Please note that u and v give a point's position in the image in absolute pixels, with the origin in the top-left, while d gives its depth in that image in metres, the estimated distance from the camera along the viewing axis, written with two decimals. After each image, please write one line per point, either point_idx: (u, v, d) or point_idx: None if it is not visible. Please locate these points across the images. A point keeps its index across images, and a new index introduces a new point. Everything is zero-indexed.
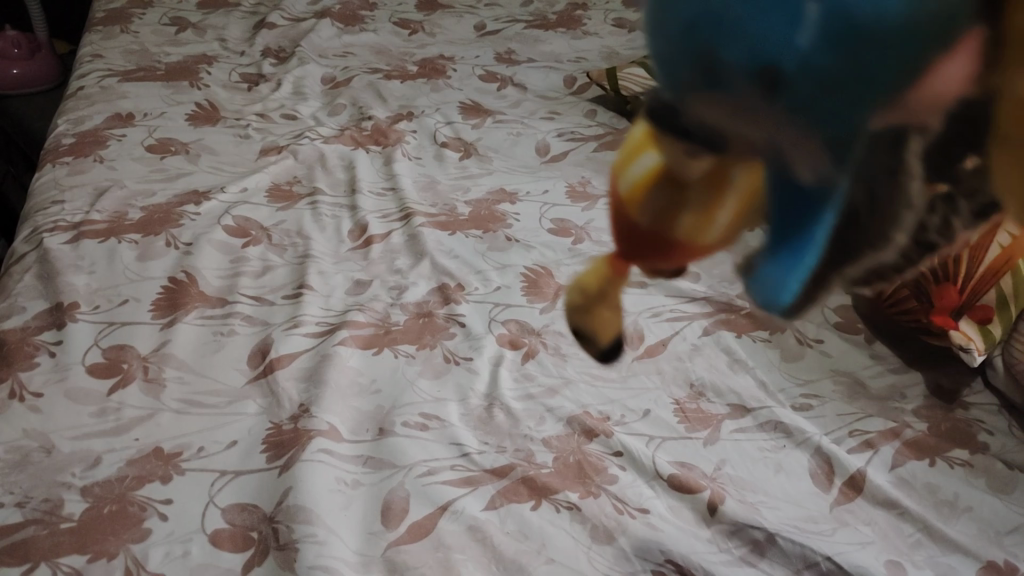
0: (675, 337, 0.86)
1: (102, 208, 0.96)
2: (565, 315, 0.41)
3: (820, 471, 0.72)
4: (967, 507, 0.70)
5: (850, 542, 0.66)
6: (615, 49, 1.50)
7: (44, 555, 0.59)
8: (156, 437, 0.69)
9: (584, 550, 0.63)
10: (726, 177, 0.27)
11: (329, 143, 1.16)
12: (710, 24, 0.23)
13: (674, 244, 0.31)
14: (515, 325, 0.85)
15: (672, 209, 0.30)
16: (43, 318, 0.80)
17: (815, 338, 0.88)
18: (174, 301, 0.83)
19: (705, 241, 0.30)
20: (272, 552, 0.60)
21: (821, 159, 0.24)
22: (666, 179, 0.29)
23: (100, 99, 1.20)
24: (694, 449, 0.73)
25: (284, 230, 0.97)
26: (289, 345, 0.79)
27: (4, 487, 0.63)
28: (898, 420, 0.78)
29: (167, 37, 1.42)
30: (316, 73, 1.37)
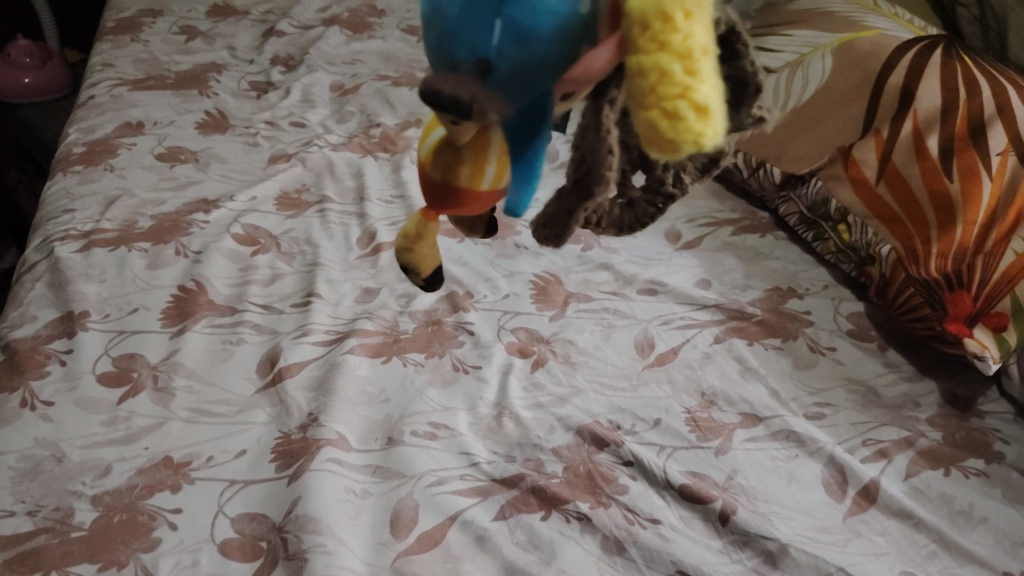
0: (685, 345, 0.85)
1: (112, 216, 0.96)
2: (394, 252, 0.52)
3: (832, 481, 0.71)
4: (982, 517, 0.70)
5: (864, 552, 0.65)
6: None
7: (54, 565, 0.59)
8: (166, 447, 0.69)
9: (594, 561, 0.63)
10: (484, 136, 0.40)
11: (338, 150, 1.16)
12: (454, 30, 0.36)
13: (460, 191, 0.42)
14: (524, 333, 0.85)
15: (454, 163, 0.42)
16: (54, 327, 0.80)
17: (827, 346, 0.87)
18: (184, 309, 0.83)
19: (480, 186, 0.42)
20: (281, 562, 0.60)
21: (506, 105, 0.37)
22: (447, 142, 0.42)
23: (110, 107, 1.20)
24: (705, 459, 0.72)
25: (292, 238, 0.97)
26: (298, 354, 0.79)
27: (15, 496, 0.63)
28: (913, 429, 0.78)
29: (176, 45, 1.43)
30: (324, 80, 1.37)
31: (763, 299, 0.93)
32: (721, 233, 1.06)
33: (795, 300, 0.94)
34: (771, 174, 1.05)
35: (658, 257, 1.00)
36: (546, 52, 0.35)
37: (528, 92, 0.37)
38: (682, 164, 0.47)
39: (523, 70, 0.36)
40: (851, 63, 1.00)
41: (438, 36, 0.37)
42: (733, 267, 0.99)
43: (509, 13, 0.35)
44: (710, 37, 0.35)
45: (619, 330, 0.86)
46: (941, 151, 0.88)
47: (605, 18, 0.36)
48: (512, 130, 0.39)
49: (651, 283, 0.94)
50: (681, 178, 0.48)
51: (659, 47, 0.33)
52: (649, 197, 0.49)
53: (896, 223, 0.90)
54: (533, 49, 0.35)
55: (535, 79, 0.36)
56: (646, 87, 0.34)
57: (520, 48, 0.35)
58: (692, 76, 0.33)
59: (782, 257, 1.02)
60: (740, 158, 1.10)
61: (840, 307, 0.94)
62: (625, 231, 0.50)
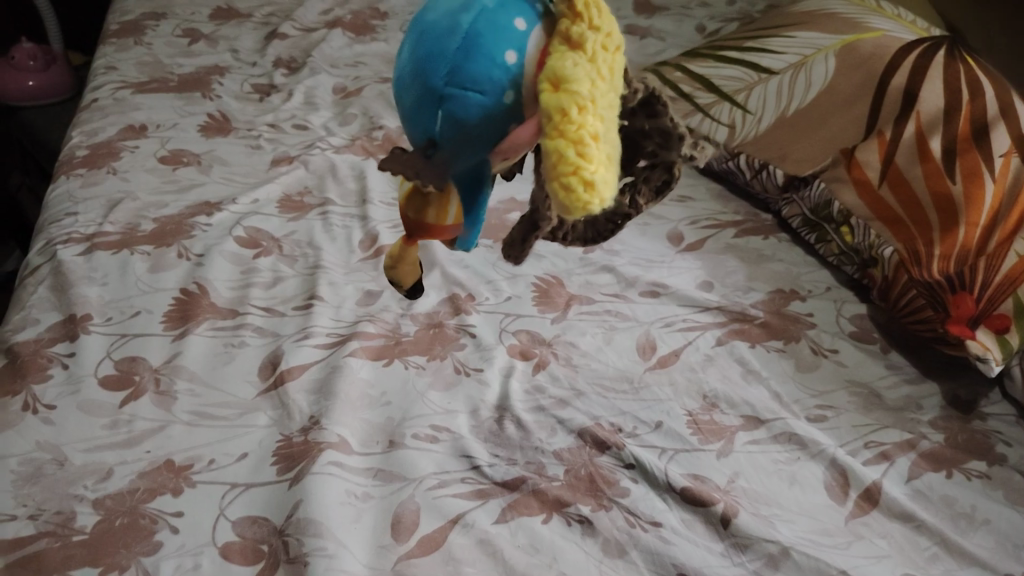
0: (687, 347, 0.85)
1: (115, 220, 0.97)
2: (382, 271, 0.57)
3: (835, 484, 0.71)
4: (985, 520, 0.69)
5: (866, 555, 0.65)
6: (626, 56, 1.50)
7: (57, 568, 0.59)
8: (167, 450, 0.69)
9: (595, 563, 0.63)
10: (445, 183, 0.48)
11: (340, 153, 1.16)
12: (414, 112, 0.45)
13: (430, 226, 0.50)
14: (526, 335, 0.85)
15: (423, 206, 0.49)
16: (57, 330, 0.80)
17: (830, 349, 0.87)
18: (186, 312, 0.84)
19: (446, 222, 0.49)
20: (282, 566, 0.60)
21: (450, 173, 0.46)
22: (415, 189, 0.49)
23: (113, 111, 1.21)
24: (707, 462, 0.72)
25: (295, 240, 0.98)
26: (299, 356, 0.79)
27: (17, 499, 0.63)
28: (915, 431, 0.77)
29: (179, 48, 1.43)
30: (327, 83, 1.37)
31: (766, 301, 0.93)
32: (724, 234, 1.06)
33: (797, 302, 0.94)
34: (774, 176, 1.06)
35: (660, 259, 1.00)
36: (478, 130, 0.44)
37: (467, 161, 0.45)
38: (637, 186, 0.53)
39: (464, 144, 0.44)
40: (854, 65, 1.02)
41: (406, 116, 0.46)
42: (735, 269, 0.99)
43: (450, 104, 0.43)
44: (604, 122, 0.43)
45: (621, 333, 0.86)
46: (943, 152, 0.87)
47: (527, 100, 0.44)
48: (460, 188, 0.47)
49: (653, 285, 0.94)
50: (636, 202, 0.54)
51: (559, 133, 0.42)
52: (609, 216, 0.56)
53: (898, 225, 0.90)
54: (468, 130, 0.44)
55: (474, 148, 0.45)
56: (550, 164, 0.42)
57: (458, 130, 0.43)
58: (584, 156, 0.41)
59: (785, 259, 1.02)
60: (743, 160, 1.10)
61: (843, 309, 0.93)
62: (591, 243, 0.58)
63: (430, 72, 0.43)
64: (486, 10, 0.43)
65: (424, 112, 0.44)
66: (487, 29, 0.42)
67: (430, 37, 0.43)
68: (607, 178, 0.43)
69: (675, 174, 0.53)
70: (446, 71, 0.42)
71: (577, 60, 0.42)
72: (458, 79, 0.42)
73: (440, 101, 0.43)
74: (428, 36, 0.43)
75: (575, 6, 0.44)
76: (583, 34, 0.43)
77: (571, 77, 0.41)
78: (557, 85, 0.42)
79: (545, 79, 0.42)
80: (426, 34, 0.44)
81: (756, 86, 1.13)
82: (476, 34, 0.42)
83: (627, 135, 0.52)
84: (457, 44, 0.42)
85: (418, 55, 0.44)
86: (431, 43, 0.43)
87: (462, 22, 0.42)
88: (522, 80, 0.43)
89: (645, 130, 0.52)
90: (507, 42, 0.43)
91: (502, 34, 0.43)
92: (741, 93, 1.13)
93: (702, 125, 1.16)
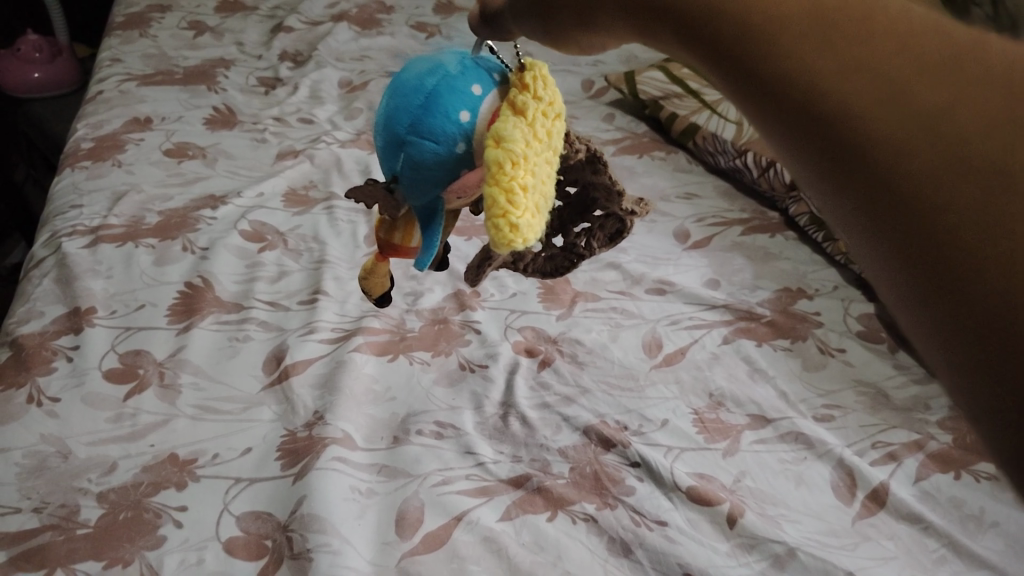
0: (693, 345, 0.85)
1: (120, 212, 0.96)
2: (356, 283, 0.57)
3: (841, 484, 0.71)
4: (994, 521, 0.69)
5: (873, 556, 0.65)
6: (633, 53, 1.50)
7: (60, 562, 0.58)
8: (171, 444, 0.68)
9: (600, 562, 0.62)
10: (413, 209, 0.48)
11: (345, 147, 1.16)
12: (382, 152, 0.45)
13: (396, 248, 0.50)
14: (531, 332, 0.85)
15: (392, 228, 0.49)
16: (62, 323, 0.80)
17: (837, 348, 0.87)
18: (190, 306, 0.83)
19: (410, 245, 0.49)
20: (286, 561, 0.60)
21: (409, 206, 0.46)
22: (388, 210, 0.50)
23: (119, 103, 1.20)
24: (714, 460, 0.72)
25: (300, 235, 0.97)
26: (304, 352, 0.78)
27: (22, 492, 0.63)
28: (923, 432, 0.77)
29: (185, 41, 1.43)
30: (333, 76, 1.37)
31: (773, 299, 0.93)
32: (731, 232, 1.05)
33: (804, 301, 0.93)
34: (782, 174, 1.07)
35: (667, 256, 0.99)
36: (436, 174, 0.44)
37: (426, 198, 0.45)
38: (592, 232, 0.52)
39: (419, 183, 0.44)
40: None
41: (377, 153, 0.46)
42: (742, 267, 0.98)
43: (408, 148, 0.43)
44: (539, 175, 0.42)
45: (627, 330, 0.86)
46: None
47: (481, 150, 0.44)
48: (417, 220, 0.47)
49: (659, 282, 0.93)
50: (589, 246, 0.53)
51: (493, 182, 0.41)
52: (564, 253, 0.53)
53: None
54: (425, 174, 0.44)
55: (428, 189, 0.44)
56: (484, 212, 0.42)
57: (416, 172, 0.44)
58: (512, 205, 0.41)
59: (792, 258, 1.01)
60: (750, 158, 1.11)
61: (850, 308, 0.93)
62: (550, 276, 0.55)
63: (392, 119, 0.44)
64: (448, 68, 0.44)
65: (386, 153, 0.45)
66: (446, 86, 0.43)
67: (402, 88, 0.44)
68: (533, 227, 0.42)
69: (628, 224, 0.52)
70: (404, 116, 0.43)
71: (517, 121, 0.42)
72: (420, 128, 0.43)
73: (399, 145, 0.44)
74: (402, 87, 0.44)
75: (523, 78, 0.44)
76: (527, 100, 0.43)
77: (507, 135, 0.41)
78: (494, 140, 0.41)
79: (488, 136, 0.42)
80: (400, 84, 0.44)
81: None
82: (435, 87, 0.43)
83: (581, 188, 0.52)
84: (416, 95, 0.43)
85: (390, 103, 0.44)
86: (400, 96, 0.44)
87: (423, 76, 0.44)
88: (474, 134, 0.43)
89: (592, 185, 0.51)
90: (462, 98, 0.43)
91: (459, 92, 0.43)
92: None
93: (709, 123, 1.18)
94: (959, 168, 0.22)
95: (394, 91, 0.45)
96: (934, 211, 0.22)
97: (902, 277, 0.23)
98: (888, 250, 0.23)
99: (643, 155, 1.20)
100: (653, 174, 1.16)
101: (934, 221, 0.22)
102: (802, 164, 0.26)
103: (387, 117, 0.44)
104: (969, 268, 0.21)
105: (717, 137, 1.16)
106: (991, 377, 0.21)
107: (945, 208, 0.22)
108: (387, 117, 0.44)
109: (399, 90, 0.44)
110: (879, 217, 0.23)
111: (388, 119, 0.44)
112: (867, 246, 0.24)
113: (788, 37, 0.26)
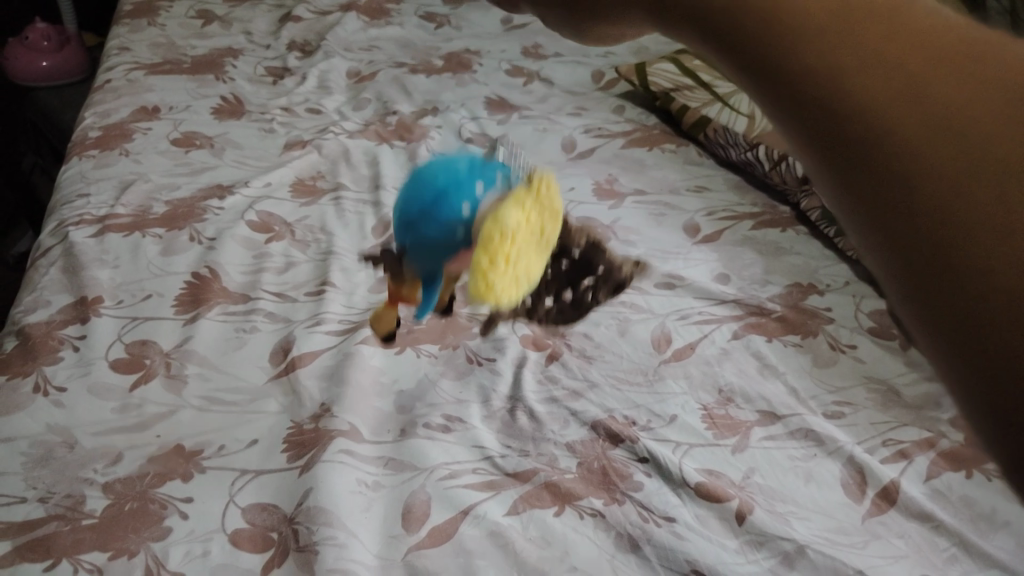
0: (703, 340, 0.84)
1: (127, 202, 0.96)
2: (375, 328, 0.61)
3: (852, 481, 0.70)
4: (1006, 521, 0.68)
5: (883, 555, 0.64)
6: (643, 44, 1.49)
7: (65, 552, 0.58)
8: (177, 434, 0.68)
9: (607, 558, 0.62)
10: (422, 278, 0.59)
11: (353, 137, 1.15)
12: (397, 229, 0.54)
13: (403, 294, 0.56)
14: (539, 326, 0.84)
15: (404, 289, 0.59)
16: (68, 313, 0.80)
17: (848, 344, 0.86)
18: (197, 296, 0.83)
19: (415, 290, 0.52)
20: (291, 554, 0.59)
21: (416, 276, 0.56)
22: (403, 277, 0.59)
23: (126, 92, 1.20)
24: (723, 457, 0.71)
25: (307, 225, 0.97)
26: (311, 343, 0.78)
27: (28, 481, 0.63)
28: (934, 430, 0.76)
29: (193, 30, 1.42)
30: (341, 66, 1.36)
31: (783, 294, 0.92)
32: (741, 226, 1.04)
33: (815, 296, 0.93)
34: (793, 167, 1.05)
35: (676, 250, 0.99)
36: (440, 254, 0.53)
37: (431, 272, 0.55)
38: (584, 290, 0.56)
39: (425, 258, 0.53)
40: None
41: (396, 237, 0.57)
42: (753, 262, 0.98)
43: (416, 230, 0.52)
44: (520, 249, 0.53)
45: (635, 324, 0.85)
46: None
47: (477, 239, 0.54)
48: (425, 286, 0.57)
49: (669, 277, 0.93)
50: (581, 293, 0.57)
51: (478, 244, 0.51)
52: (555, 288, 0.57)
53: None
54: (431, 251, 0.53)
55: (432, 263, 0.54)
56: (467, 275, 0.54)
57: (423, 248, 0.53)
58: (490, 266, 0.52)
59: (803, 252, 1.01)
60: (761, 151, 1.10)
61: (862, 304, 0.92)
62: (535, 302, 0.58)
63: (407, 206, 0.53)
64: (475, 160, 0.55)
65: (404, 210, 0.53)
66: (453, 185, 0.52)
67: (416, 178, 0.54)
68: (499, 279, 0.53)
69: None
70: (423, 195, 0.52)
71: (513, 206, 0.52)
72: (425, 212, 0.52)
73: (410, 228, 0.53)
74: (418, 177, 0.54)
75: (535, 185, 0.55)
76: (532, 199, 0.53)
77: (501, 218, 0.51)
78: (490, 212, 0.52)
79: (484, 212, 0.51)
80: (416, 174, 0.54)
81: None
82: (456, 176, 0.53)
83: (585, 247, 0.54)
84: (440, 181, 0.53)
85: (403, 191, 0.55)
86: (413, 185, 0.54)
87: (452, 164, 0.54)
88: (474, 222, 0.51)
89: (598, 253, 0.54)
90: (470, 190, 0.52)
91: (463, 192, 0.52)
92: None
93: (720, 115, 1.17)
94: (942, 161, 0.24)
95: (409, 182, 0.55)
96: (923, 198, 0.25)
97: (891, 252, 0.26)
98: (880, 231, 0.26)
99: (652, 148, 1.20)
100: (663, 167, 1.16)
101: (924, 200, 0.25)
102: (802, 148, 0.28)
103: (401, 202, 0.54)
104: (947, 253, 0.24)
105: (728, 130, 1.15)
106: (973, 344, 0.24)
107: (934, 194, 0.24)
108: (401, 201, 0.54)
109: (413, 180, 0.55)
110: (868, 205, 0.26)
111: (403, 204, 0.54)
112: (854, 229, 0.27)
113: (795, 24, 0.28)
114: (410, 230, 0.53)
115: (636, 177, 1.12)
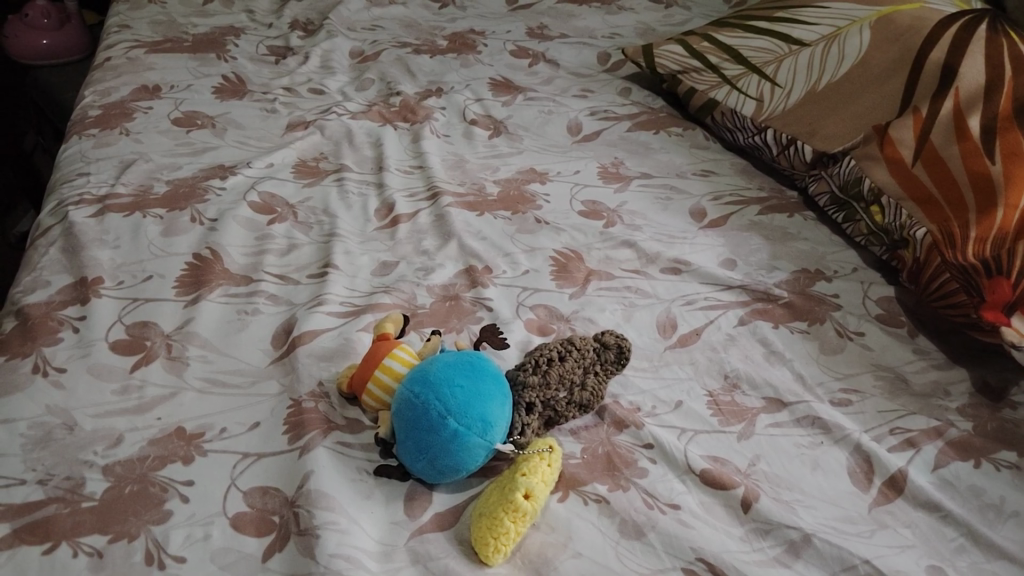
0: (708, 326, 0.83)
1: (127, 181, 0.95)
2: (367, 405, 0.67)
3: (858, 469, 0.69)
4: (1015, 511, 0.67)
5: (890, 545, 0.63)
6: (650, 25, 1.48)
7: (64, 535, 0.57)
8: (178, 417, 0.67)
9: (611, 544, 0.61)
10: None
11: (357, 118, 1.14)
12: (405, 442, 0.61)
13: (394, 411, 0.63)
14: (544, 310, 0.83)
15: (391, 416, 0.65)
16: (67, 293, 0.79)
17: (855, 331, 0.85)
18: (198, 278, 0.82)
19: None
20: (292, 538, 0.59)
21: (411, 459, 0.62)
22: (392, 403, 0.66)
23: (127, 70, 1.19)
24: (728, 444, 0.71)
25: (310, 207, 0.96)
26: (312, 323, 0.77)
27: (26, 463, 0.62)
28: (942, 418, 0.75)
29: (194, 8, 1.41)
30: (344, 46, 1.35)
31: (790, 280, 0.91)
32: (748, 211, 1.03)
33: (822, 283, 0.92)
34: (802, 152, 1.04)
35: (682, 235, 0.98)
36: (440, 463, 0.61)
37: (428, 458, 0.61)
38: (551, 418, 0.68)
39: (428, 472, 0.62)
40: (890, 38, 1.02)
41: (400, 439, 0.62)
42: (760, 247, 0.97)
43: (425, 464, 0.61)
44: (535, 515, 0.59)
45: (640, 310, 0.85)
46: (982, 131, 0.86)
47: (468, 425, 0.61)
48: (414, 458, 0.61)
49: (675, 262, 0.92)
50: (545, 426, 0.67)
51: (517, 511, 0.58)
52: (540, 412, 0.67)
53: (932, 204, 0.86)
54: (439, 470, 0.61)
55: (431, 475, 0.62)
56: (471, 530, 0.60)
57: (432, 476, 0.62)
58: (513, 526, 0.58)
59: (811, 238, 1.00)
60: (770, 135, 1.08)
61: (869, 291, 0.91)
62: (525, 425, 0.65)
63: (416, 447, 0.61)
64: (474, 390, 0.61)
65: (412, 393, 0.62)
66: (457, 406, 0.60)
67: (414, 404, 0.61)
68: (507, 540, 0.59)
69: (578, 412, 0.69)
70: (428, 414, 0.60)
71: (536, 483, 0.60)
72: (428, 451, 0.60)
73: (416, 458, 0.61)
74: (418, 412, 0.60)
75: (541, 454, 0.62)
76: (538, 461, 0.61)
77: (531, 503, 0.59)
78: (525, 494, 0.59)
79: (521, 491, 0.58)
80: (415, 408, 0.61)
81: (786, 59, 1.12)
82: (461, 437, 0.60)
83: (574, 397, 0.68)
84: (447, 433, 0.60)
85: (400, 407, 0.62)
86: (414, 417, 0.61)
87: (455, 403, 0.60)
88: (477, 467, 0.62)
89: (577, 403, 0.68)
90: (473, 448, 0.60)
91: (466, 399, 0.60)
92: (770, 66, 1.13)
93: (728, 99, 1.15)
94: None
95: (409, 403, 0.61)
96: None
97: None
98: None
99: (659, 131, 1.18)
100: (669, 151, 1.14)
101: None
102: None
103: (403, 433, 0.62)
104: None
105: (736, 114, 1.13)
106: None
107: None
108: (404, 430, 0.61)
109: (409, 407, 0.61)
110: None
111: (408, 439, 0.61)
112: None
113: None
114: (415, 434, 0.61)
115: (643, 161, 1.11)
